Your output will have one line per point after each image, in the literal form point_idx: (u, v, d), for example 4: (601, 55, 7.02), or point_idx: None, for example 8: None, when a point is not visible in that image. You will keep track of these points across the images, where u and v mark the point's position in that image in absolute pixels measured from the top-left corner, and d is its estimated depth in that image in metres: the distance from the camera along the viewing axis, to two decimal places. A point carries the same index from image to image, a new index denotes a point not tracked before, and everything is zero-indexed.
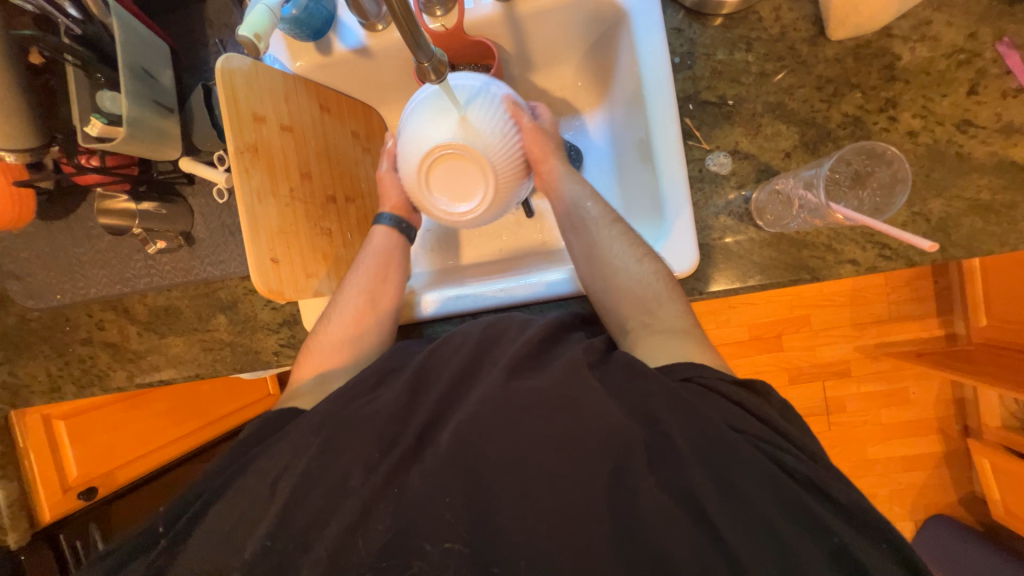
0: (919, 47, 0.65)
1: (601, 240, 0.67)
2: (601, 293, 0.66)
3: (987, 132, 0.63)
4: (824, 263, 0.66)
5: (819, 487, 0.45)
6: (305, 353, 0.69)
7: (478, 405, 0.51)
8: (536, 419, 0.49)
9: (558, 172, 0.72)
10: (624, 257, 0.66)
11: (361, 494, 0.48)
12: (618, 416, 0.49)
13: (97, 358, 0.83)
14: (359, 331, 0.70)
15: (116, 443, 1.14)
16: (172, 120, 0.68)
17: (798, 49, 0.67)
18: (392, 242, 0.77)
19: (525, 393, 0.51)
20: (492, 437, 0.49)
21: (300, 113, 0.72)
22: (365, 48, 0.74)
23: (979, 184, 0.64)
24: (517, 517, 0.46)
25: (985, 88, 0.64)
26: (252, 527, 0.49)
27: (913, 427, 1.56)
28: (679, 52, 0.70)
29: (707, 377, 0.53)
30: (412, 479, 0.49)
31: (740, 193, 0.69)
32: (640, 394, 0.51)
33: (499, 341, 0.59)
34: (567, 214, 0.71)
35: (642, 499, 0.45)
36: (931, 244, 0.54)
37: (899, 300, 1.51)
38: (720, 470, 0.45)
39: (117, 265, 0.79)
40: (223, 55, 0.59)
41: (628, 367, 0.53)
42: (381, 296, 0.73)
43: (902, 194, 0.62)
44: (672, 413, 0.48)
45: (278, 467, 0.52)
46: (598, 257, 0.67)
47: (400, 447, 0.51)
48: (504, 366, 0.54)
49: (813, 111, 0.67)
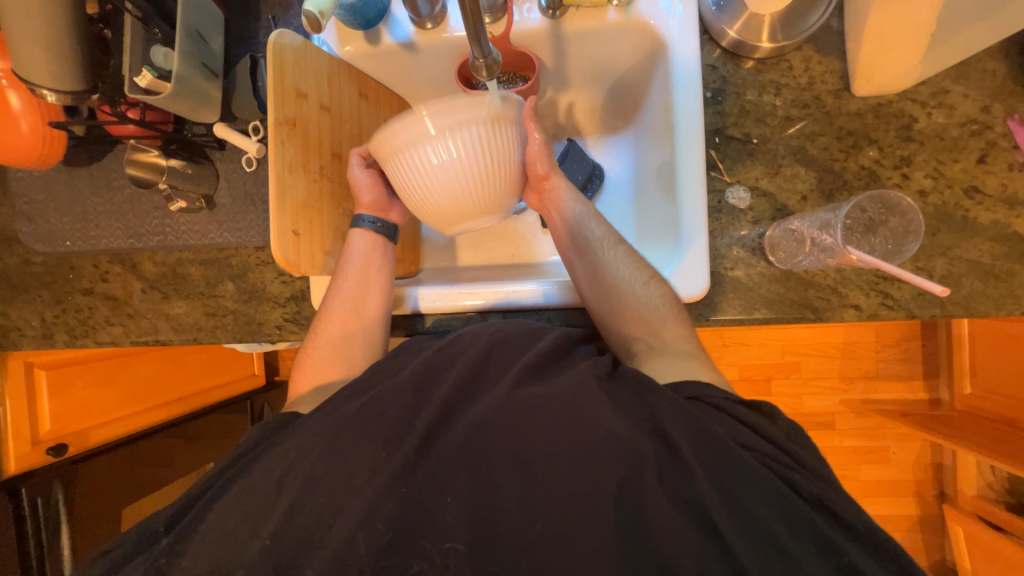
0: (935, 113, 0.69)
1: (607, 261, 0.68)
2: (609, 318, 0.67)
3: (993, 200, 0.67)
4: (829, 304, 0.68)
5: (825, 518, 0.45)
6: (298, 369, 0.70)
7: (489, 408, 0.52)
8: (548, 422, 0.50)
9: (566, 191, 0.72)
10: (631, 280, 0.67)
11: (364, 487, 0.49)
12: (625, 426, 0.50)
13: (96, 310, 0.82)
14: (348, 343, 0.70)
15: (94, 401, 1.12)
16: (216, 85, 0.69)
17: (823, 100, 0.71)
18: (375, 246, 0.74)
19: (534, 401, 0.52)
20: (507, 437, 0.50)
21: (340, 96, 0.73)
22: (411, 43, 0.77)
23: (982, 248, 0.67)
24: (524, 510, 0.46)
25: (994, 158, 0.67)
26: (260, 510, 0.49)
27: (891, 486, 1.57)
28: (712, 87, 0.73)
29: (718, 397, 0.54)
30: (417, 472, 0.49)
31: (755, 229, 0.71)
32: (647, 407, 0.52)
33: (508, 343, 0.60)
34: (569, 234, 0.71)
35: (650, 503, 0.45)
36: (941, 288, 0.58)
37: (888, 358, 1.54)
38: (728, 486, 0.46)
39: (134, 220, 0.79)
40: (277, 31, 0.62)
41: (636, 382, 0.55)
42: (365, 304, 0.71)
43: (912, 244, 0.65)
44: (680, 428, 0.49)
45: (283, 466, 0.52)
46: (602, 279, 0.68)
47: (408, 443, 0.51)
48: (515, 371, 0.56)
49: (832, 159, 0.70)
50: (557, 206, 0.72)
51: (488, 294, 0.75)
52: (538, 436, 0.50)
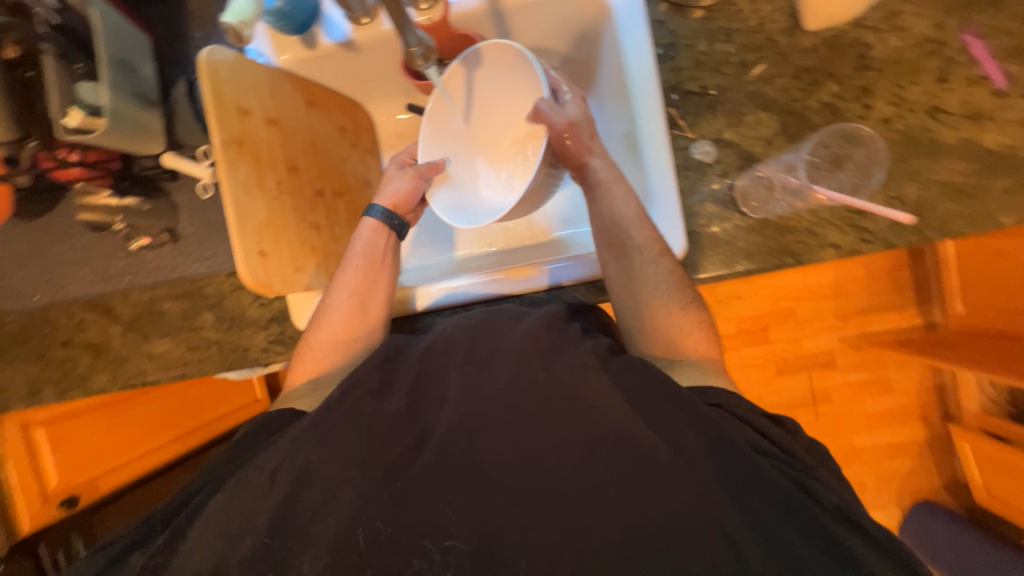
0: (890, 37, 0.67)
1: (643, 274, 0.65)
2: (631, 325, 0.67)
3: (957, 118, 0.66)
4: (808, 246, 0.68)
5: (841, 511, 0.46)
6: (297, 359, 0.70)
7: (483, 400, 0.52)
8: (537, 403, 0.52)
9: (619, 188, 0.67)
10: (668, 301, 0.64)
11: (361, 484, 0.49)
12: (633, 420, 0.50)
13: (78, 360, 0.81)
14: (346, 340, 0.69)
15: (98, 450, 1.11)
16: (155, 114, 0.67)
17: (775, 40, 0.69)
18: (380, 237, 0.73)
19: (532, 397, 0.52)
20: (502, 441, 0.50)
21: (286, 107, 0.72)
22: (350, 41, 0.74)
23: (952, 168, 0.66)
24: (523, 492, 0.47)
25: (954, 75, 0.66)
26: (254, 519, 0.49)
27: (897, 414, 1.60)
28: (662, 44, 0.71)
29: (738, 406, 0.55)
30: (411, 472, 0.49)
31: (724, 181, 0.70)
32: (660, 407, 0.52)
33: (491, 334, 0.60)
34: (606, 231, 0.67)
35: (652, 478, 0.46)
36: (905, 215, 0.66)
37: (879, 290, 1.56)
38: (723, 455, 0.48)
39: (99, 264, 0.77)
40: (206, 48, 0.60)
41: (641, 369, 0.55)
42: (372, 298, 0.71)
43: (878, 172, 0.67)
44: (678, 416, 0.50)
45: (275, 459, 0.52)
46: (636, 287, 0.65)
47: (404, 440, 0.52)
48: (502, 358, 0.56)
49: (792, 100, 0.69)
50: (606, 198, 0.67)
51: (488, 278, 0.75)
52: (530, 424, 0.50)
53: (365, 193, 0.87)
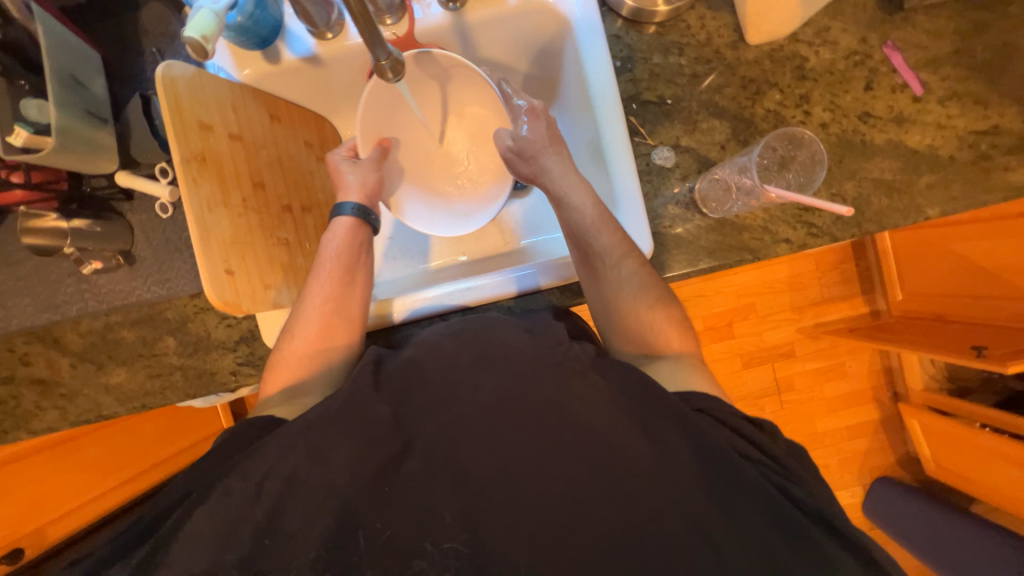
0: (822, 50, 0.74)
1: (610, 279, 0.67)
2: (604, 322, 0.69)
3: (883, 122, 0.73)
4: (763, 242, 0.73)
5: (826, 521, 0.45)
6: (269, 368, 0.66)
7: (467, 408, 0.53)
8: (522, 404, 0.53)
9: (577, 197, 0.71)
10: (638, 301, 0.66)
11: (348, 502, 0.48)
12: (620, 432, 0.51)
13: (23, 398, 0.74)
14: (323, 341, 0.67)
15: (44, 497, 1.02)
16: (107, 131, 0.64)
17: (722, 53, 0.74)
18: (353, 235, 0.73)
19: (516, 403, 0.53)
20: (487, 448, 0.50)
21: (248, 123, 0.70)
22: (315, 56, 0.74)
23: (882, 166, 0.73)
24: (513, 490, 0.48)
25: (878, 84, 0.73)
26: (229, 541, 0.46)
27: (853, 397, 1.71)
28: (620, 57, 0.75)
29: (718, 409, 0.55)
30: (398, 480, 0.50)
31: (684, 184, 0.74)
32: (642, 408, 0.52)
33: (470, 342, 0.60)
34: (573, 236, 0.70)
35: (636, 468, 0.48)
36: (845, 208, 0.63)
37: (828, 282, 1.67)
38: (703, 450, 0.48)
39: (44, 292, 0.72)
40: (163, 63, 0.58)
41: (623, 372, 0.55)
42: (348, 299, 0.70)
43: (820, 172, 0.71)
44: (660, 417, 0.51)
45: (262, 468, 0.50)
46: (606, 286, 0.67)
47: (388, 447, 0.51)
48: (485, 366, 0.57)
49: (741, 108, 0.74)
50: (566, 208, 0.71)
51: (447, 289, 0.76)
52: (517, 427, 0.51)
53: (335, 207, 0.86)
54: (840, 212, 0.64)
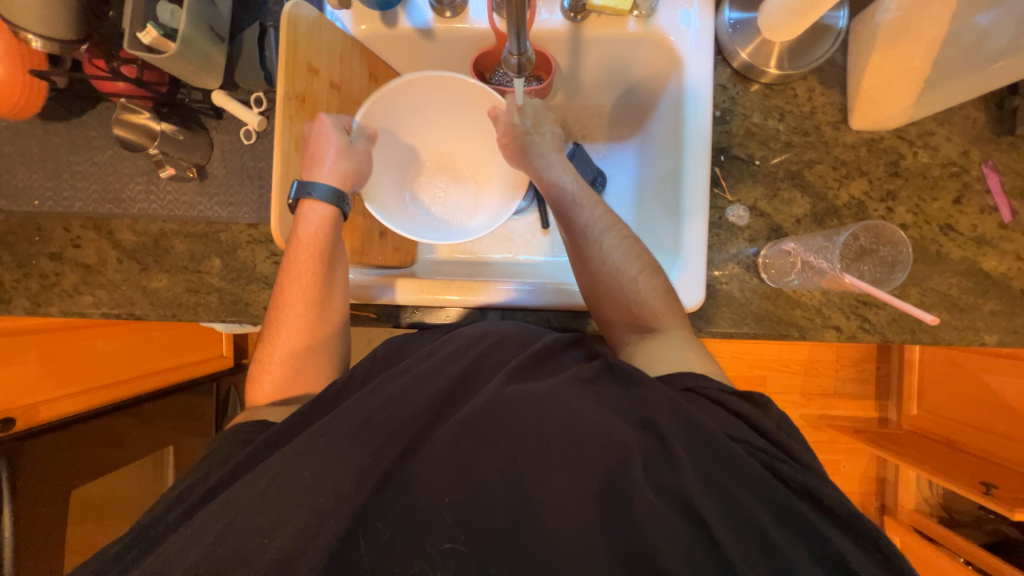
0: (921, 153, 0.73)
1: (593, 257, 0.68)
2: (600, 307, 0.69)
3: (964, 238, 0.72)
4: (813, 323, 0.72)
5: (811, 494, 0.47)
6: (253, 382, 0.68)
7: (483, 413, 0.52)
8: (538, 415, 0.51)
9: (557, 168, 0.74)
10: (624, 276, 0.67)
11: (366, 474, 0.49)
12: (612, 421, 0.51)
13: (64, 277, 0.76)
14: (302, 353, 0.68)
15: (48, 372, 1.03)
16: (221, 50, 0.65)
17: (822, 130, 0.74)
18: (320, 233, 0.66)
19: (528, 398, 0.53)
20: (499, 431, 0.51)
21: (350, 76, 0.72)
22: (429, 30, 0.74)
23: (951, 282, 0.72)
24: (518, 505, 0.48)
25: (968, 200, 0.73)
26: (248, 502, 0.48)
27: None
28: (721, 107, 0.76)
29: (710, 388, 0.55)
30: (413, 471, 0.50)
31: (750, 247, 0.74)
32: (634, 402, 0.53)
33: (507, 347, 0.62)
34: (560, 207, 0.72)
35: (636, 507, 0.46)
36: (932, 316, 0.63)
37: (846, 377, 1.64)
38: (715, 480, 0.47)
39: (114, 183, 0.74)
40: (293, 2, 0.60)
41: (623, 379, 0.56)
42: (325, 312, 0.69)
43: (901, 273, 0.69)
44: (666, 418, 0.51)
45: (271, 474, 0.50)
46: (592, 266, 0.68)
47: (400, 441, 0.52)
48: (508, 373, 0.56)
49: (826, 187, 0.74)
50: (548, 186, 0.73)
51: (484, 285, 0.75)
52: (528, 439, 0.50)
53: None
54: (925, 318, 0.62)
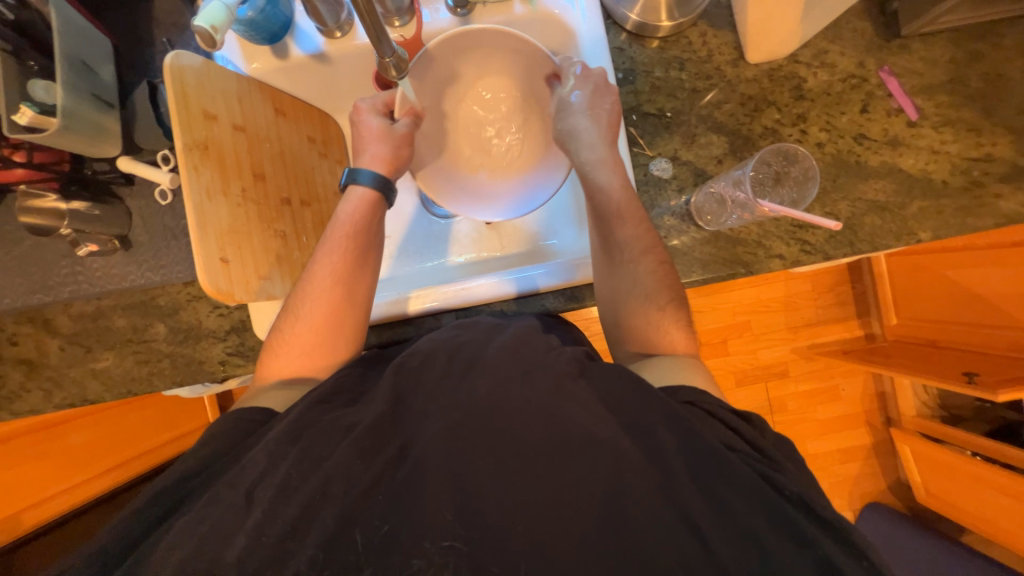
0: (820, 72, 0.75)
1: (625, 272, 0.67)
2: (612, 322, 0.69)
3: (878, 144, 0.75)
4: (756, 257, 0.74)
5: (805, 504, 0.46)
6: (269, 351, 0.66)
7: (463, 414, 0.52)
8: (526, 430, 0.51)
9: (606, 172, 0.70)
10: (645, 302, 0.66)
11: (343, 500, 0.48)
12: (606, 427, 0.51)
13: (9, 377, 0.74)
14: (326, 328, 0.66)
15: (21, 483, 1.00)
16: (113, 116, 0.64)
17: (722, 70, 0.76)
18: (364, 207, 0.70)
19: (516, 399, 0.53)
20: (485, 443, 0.50)
21: (253, 114, 0.71)
22: (323, 53, 0.75)
23: (876, 188, 0.74)
24: (511, 490, 0.48)
25: (874, 107, 0.75)
26: (231, 531, 0.47)
27: (845, 420, 1.71)
28: (622, 68, 0.77)
29: (709, 403, 0.55)
30: (394, 484, 0.49)
31: (681, 197, 0.75)
32: (636, 404, 0.52)
33: (465, 347, 0.61)
34: (595, 209, 0.70)
35: (627, 478, 0.47)
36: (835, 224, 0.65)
37: (825, 303, 1.67)
38: (711, 488, 0.47)
39: (38, 272, 0.72)
40: (172, 53, 0.59)
41: (624, 376, 0.55)
42: (356, 287, 0.68)
43: (813, 188, 0.72)
44: (661, 427, 0.50)
45: (251, 476, 0.50)
46: (616, 275, 0.69)
47: (383, 454, 0.51)
48: (489, 359, 0.58)
49: (739, 124, 0.75)
50: (593, 191, 0.70)
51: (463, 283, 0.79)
52: (515, 428, 0.51)
53: (333, 203, 0.87)
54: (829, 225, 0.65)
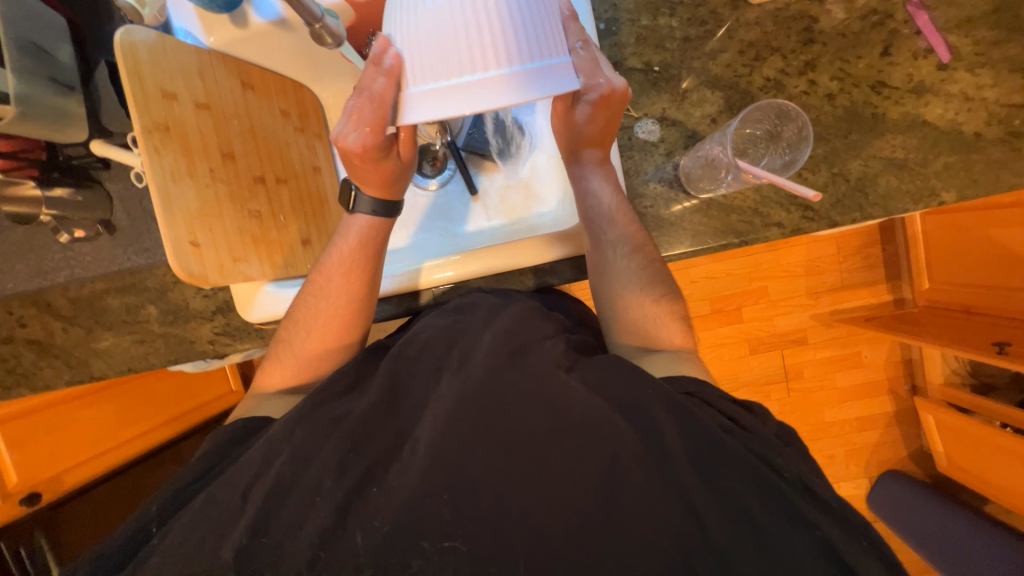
0: (835, 9, 0.66)
1: (618, 267, 0.63)
2: (605, 305, 0.66)
3: (900, 93, 0.65)
4: (752, 226, 0.68)
5: (805, 486, 0.45)
6: (274, 358, 0.67)
7: (457, 405, 0.49)
8: (521, 422, 0.48)
9: (600, 178, 0.66)
10: (632, 284, 0.63)
11: (335, 496, 0.46)
12: (603, 411, 0.48)
13: (22, 357, 0.79)
14: (332, 340, 0.67)
15: (59, 448, 1.10)
16: (75, 99, 0.64)
17: (720, 13, 0.67)
18: (374, 231, 0.67)
19: (511, 387, 0.50)
20: (478, 434, 0.47)
21: (217, 90, 0.69)
22: (284, 20, 0.71)
23: (895, 143, 0.66)
24: (509, 472, 0.45)
25: (898, 48, 0.65)
26: (225, 530, 0.46)
27: (867, 388, 1.64)
28: (605, 18, 0.69)
29: (708, 393, 0.53)
30: (387, 479, 0.47)
31: (670, 160, 0.69)
32: (632, 391, 0.50)
33: (460, 336, 0.58)
34: (586, 218, 0.66)
35: (624, 462, 0.45)
36: (813, 194, 0.56)
37: (851, 267, 1.57)
38: (716, 479, 0.45)
39: (33, 258, 0.74)
40: (123, 27, 0.56)
41: (621, 368, 0.53)
42: (360, 308, 0.67)
43: (804, 151, 0.64)
44: (661, 412, 0.48)
45: (247, 478, 0.49)
46: (606, 269, 0.64)
47: (379, 444, 0.49)
48: (482, 352, 0.54)
49: (737, 76, 0.68)
50: (584, 195, 0.66)
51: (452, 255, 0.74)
52: (511, 420, 0.48)
53: (312, 179, 0.84)
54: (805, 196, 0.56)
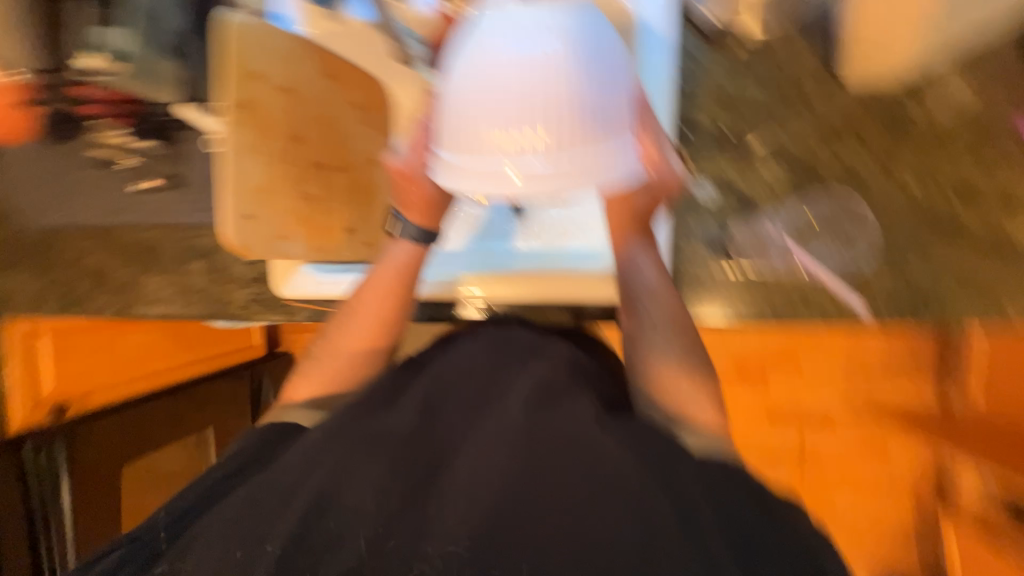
0: (933, 106, 0.64)
1: (655, 342, 0.60)
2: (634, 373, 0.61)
3: (988, 201, 0.63)
4: (797, 310, 0.67)
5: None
6: (296, 376, 0.67)
7: (504, 453, 0.46)
8: (561, 478, 0.43)
9: (644, 252, 0.63)
10: (669, 349, 0.59)
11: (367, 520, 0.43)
12: (635, 468, 0.44)
13: (77, 285, 0.85)
14: (353, 364, 0.65)
15: (95, 366, 1.18)
16: (169, 65, 0.71)
17: (806, 89, 0.67)
18: (411, 259, 0.65)
19: (552, 439, 0.47)
20: (520, 491, 0.43)
21: (300, 76, 0.73)
22: None
23: (969, 253, 0.63)
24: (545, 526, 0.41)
25: (992, 155, 0.63)
26: (259, 538, 0.45)
27: (886, 486, 1.52)
28: (684, 70, 0.69)
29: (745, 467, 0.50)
30: (426, 515, 0.44)
31: (723, 227, 0.69)
32: (658, 449, 0.47)
33: (505, 384, 0.57)
34: (625, 290, 0.63)
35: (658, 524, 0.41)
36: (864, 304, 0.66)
37: (892, 355, 1.47)
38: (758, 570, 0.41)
39: (112, 198, 0.82)
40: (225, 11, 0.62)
41: (664, 437, 0.49)
42: (384, 334, 0.66)
43: (862, 246, 0.66)
44: (700, 486, 0.45)
45: (286, 484, 0.48)
46: (639, 339, 0.61)
47: (418, 470, 0.47)
48: (519, 397, 0.53)
49: (810, 154, 0.67)
50: (627, 268, 0.63)
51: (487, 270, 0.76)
52: (552, 476, 0.44)
53: (367, 172, 0.85)
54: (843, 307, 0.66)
